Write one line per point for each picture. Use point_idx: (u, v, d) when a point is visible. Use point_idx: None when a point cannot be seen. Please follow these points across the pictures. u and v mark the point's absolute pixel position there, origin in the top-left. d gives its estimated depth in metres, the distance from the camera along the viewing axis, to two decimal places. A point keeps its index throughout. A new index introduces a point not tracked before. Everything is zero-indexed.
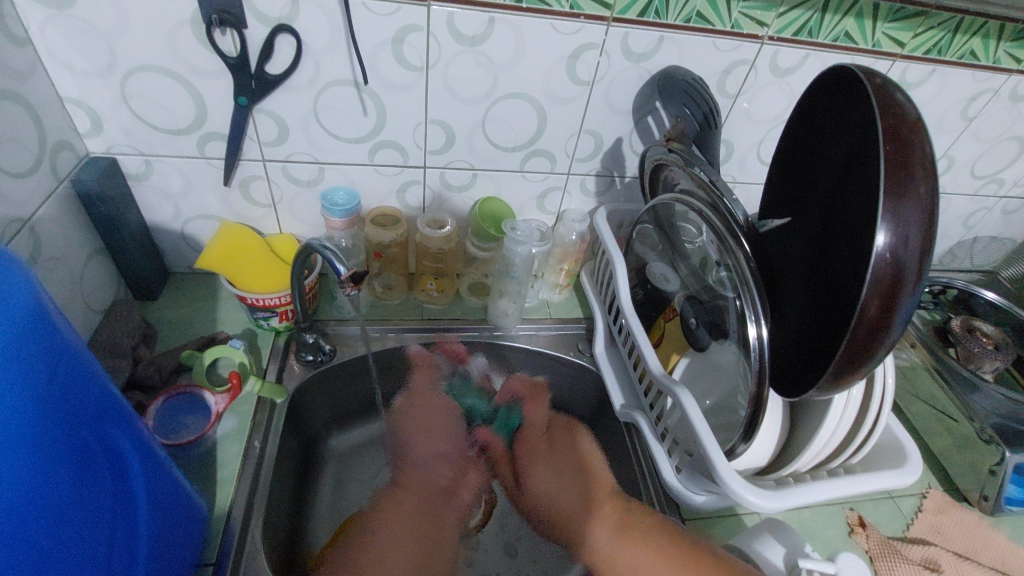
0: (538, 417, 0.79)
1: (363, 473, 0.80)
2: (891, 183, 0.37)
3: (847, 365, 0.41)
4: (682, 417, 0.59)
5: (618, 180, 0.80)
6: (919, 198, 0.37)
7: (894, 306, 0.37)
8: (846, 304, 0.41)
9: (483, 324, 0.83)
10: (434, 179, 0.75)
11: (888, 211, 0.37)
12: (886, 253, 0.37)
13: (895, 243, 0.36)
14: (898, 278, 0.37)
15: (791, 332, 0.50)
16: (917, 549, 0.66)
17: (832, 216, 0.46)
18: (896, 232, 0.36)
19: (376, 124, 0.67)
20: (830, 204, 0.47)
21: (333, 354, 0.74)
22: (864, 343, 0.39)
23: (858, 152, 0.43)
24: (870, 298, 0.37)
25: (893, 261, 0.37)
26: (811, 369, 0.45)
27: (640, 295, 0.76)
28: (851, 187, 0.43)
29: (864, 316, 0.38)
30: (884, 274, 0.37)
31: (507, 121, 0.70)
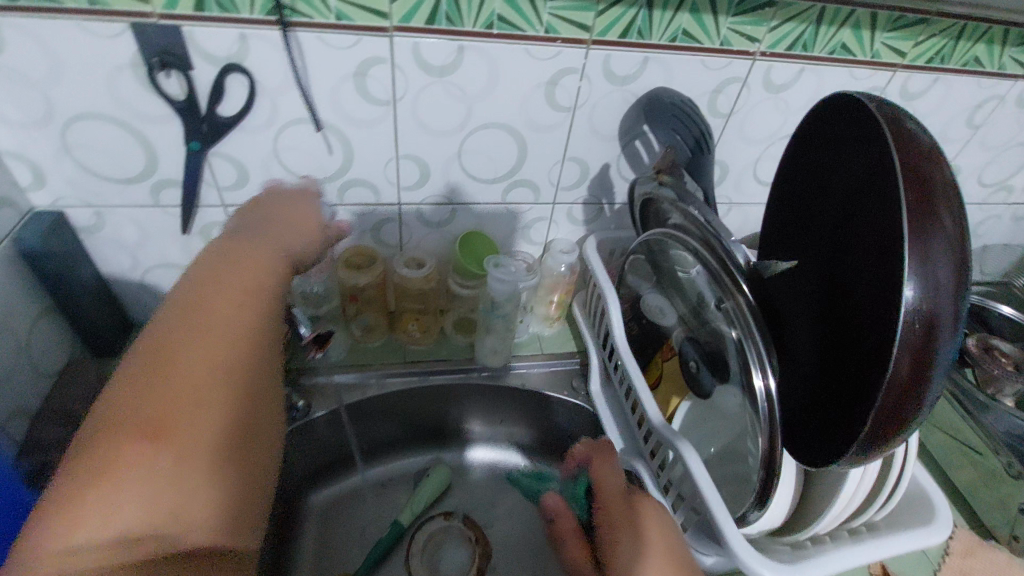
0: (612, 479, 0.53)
1: (351, 531, 0.74)
2: (915, 229, 0.32)
3: (877, 432, 0.36)
4: (685, 473, 0.54)
5: (607, 208, 0.75)
6: (948, 241, 0.32)
7: (928, 366, 0.32)
8: (871, 361, 0.36)
9: (470, 364, 0.79)
10: (409, 216, 0.70)
11: (918, 262, 0.32)
12: (918, 311, 0.32)
13: (924, 297, 0.32)
14: (931, 334, 0.32)
15: (807, 383, 0.45)
16: None
17: (846, 253, 0.41)
18: (925, 284, 0.32)
19: (344, 162, 0.62)
20: (842, 242, 0.42)
21: (302, 412, 0.70)
22: (893, 408, 0.34)
23: (870, 187, 0.38)
24: (900, 359, 0.32)
25: (925, 319, 0.32)
26: (833, 430, 0.40)
27: (635, 330, 0.70)
28: (867, 224, 0.38)
29: (893, 379, 0.33)
30: (913, 331, 0.32)
31: (484, 152, 0.65)
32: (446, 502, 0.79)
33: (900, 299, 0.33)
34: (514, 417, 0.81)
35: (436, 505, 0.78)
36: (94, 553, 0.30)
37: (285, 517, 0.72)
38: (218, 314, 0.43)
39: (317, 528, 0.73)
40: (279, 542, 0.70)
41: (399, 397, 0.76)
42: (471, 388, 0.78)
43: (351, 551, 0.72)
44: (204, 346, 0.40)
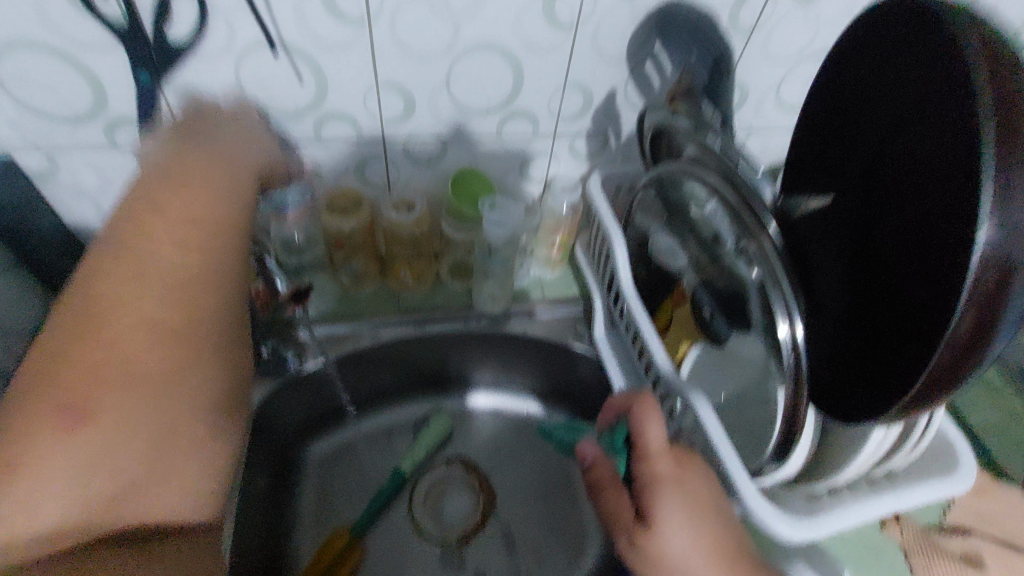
0: (658, 436, 0.48)
1: (352, 478, 0.74)
2: (999, 158, 0.27)
3: (929, 391, 0.32)
4: (697, 425, 0.51)
5: (612, 140, 0.68)
6: None
7: (997, 321, 0.28)
8: (926, 314, 0.32)
9: (467, 311, 0.75)
10: (395, 153, 0.64)
11: (1000, 199, 0.27)
12: (995, 257, 0.27)
13: (1003, 241, 0.27)
14: (1006, 286, 0.27)
15: (843, 336, 0.41)
16: (958, 540, 0.60)
17: (895, 191, 0.36)
18: (1004, 226, 0.27)
19: (316, 93, 0.55)
20: (890, 178, 0.37)
21: (294, 367, 0.67)
22: (951, 368, 0.30)
23: (925, 112, 0.33)
24: (964, 314, 0.28)
25: (1002, 267, 0.27)
26: (872, 389, 0.37)
27: (643, 273, 0.66)
28: (922, 157, 0.33)
29: (954, 336, 0.29)
30: (985, 283, 0.27)
31: (475, 79, 0.58)
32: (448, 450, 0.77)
33: (972, 244, 0.28)
34: (514, 363, 0.79)
35: (438, 453, 0.76)
36: (49, 527, 0.32)
37: (282, 473, 0.71)
38: (155, 260, 0.41)
39: (316, 481, 0.73)
40: (277, 498, 0.69)
41: (393, 349, 0.73)
42: (470, 336, 0.75)
43: (352, 501, 0.72)
44: (141, 300, 0.40)
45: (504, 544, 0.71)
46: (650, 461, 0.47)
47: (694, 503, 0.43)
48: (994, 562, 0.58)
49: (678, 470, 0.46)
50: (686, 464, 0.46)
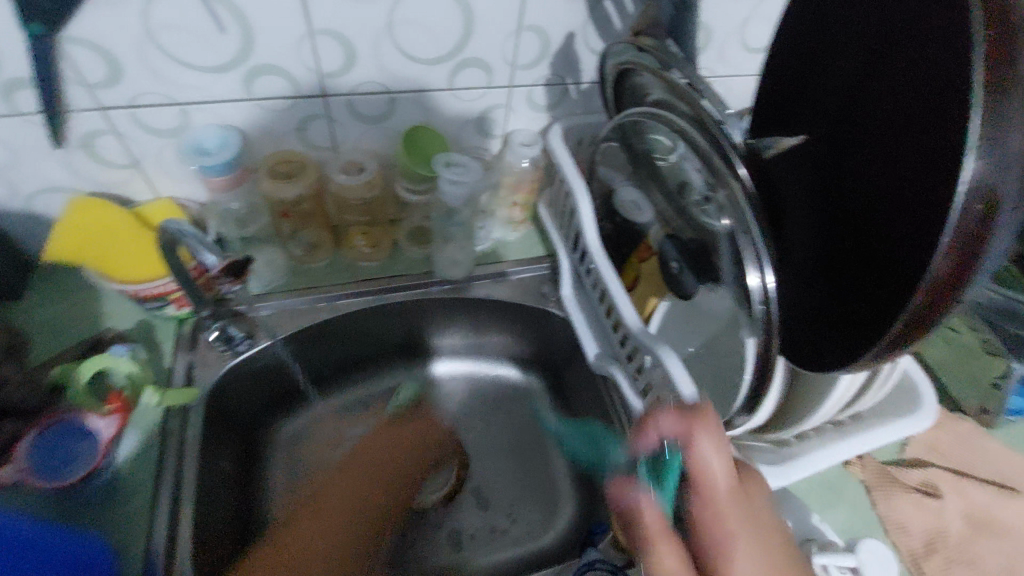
0: (723, 465, 0.40)
1: (321, 454, 0.71)
2: (989, 81, 0.25)
3: (909, 334, 0.31)
4: (665, 379, 0.51)
5: (572, 88, 0.65)
6: None
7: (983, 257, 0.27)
8: (908, 256, 0.31)
9: (428, 277, 0.72)
10: (339, 110, 0.58)
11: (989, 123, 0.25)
12: (985, 188, 0.26)
13: (992, 172, 0.25)
14: (992, 220, 0.26)
15: (818, 284, 0.40)
16: (916, 472, 0.62)
17: (877, 131, 0.35)
18: (996, 155, 0.25)
19: (242, 42, 0.50)
20: (871, 117, 0.35)
21: (247, 345, 0.62)
22: (932, 310, 0.29)
23: (911, 44, 0.32)
24: (950, 251, 0.27)
25: (989, 199, 0.26)
26: (849, 336, 0.36)
27: (609, 229, 0.63)
28: (908, 93, 0.32)
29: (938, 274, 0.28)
30: (973, 217, 0.26)
31: (421, 22, 0.53)
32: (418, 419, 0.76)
33: (959, 175, 0.26)
34: (482, 328, 0.77)
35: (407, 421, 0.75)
36: None
37: (248, 453, 0.67)
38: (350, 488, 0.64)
39: (285, 460, 0.70)
40: (247, 482, 0.65)
41: (354, 319, 0.69)
42: (435, 302, 0.72)
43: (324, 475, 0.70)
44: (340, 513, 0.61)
45: (478, 504, 0.71)
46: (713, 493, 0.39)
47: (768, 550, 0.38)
48: (950, 491, 0.60)
49: (744, 503, 0.39)
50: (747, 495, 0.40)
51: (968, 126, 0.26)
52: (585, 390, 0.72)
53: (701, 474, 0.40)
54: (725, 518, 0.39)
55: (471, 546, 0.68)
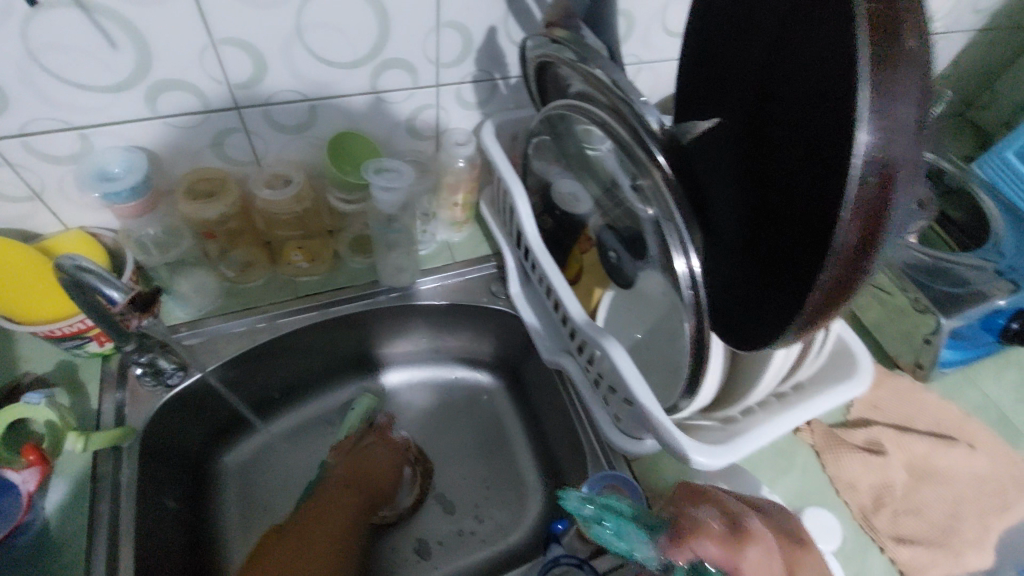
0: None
1: (276, 480, 0.69)
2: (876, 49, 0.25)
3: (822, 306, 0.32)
4: (612, 368, 0.51)
5: (501, 83, 0.64)
6: (914, 70, 0.25)
7: (883, 229, 0.27)
8: (814, 232, 0.32)
9: (374, 287, 0.70)
10: (257, 122, 0.56)
11: (881, 88, 0.25)
12: (877, 158, 0.26)
13: (883, 147, 0.26)
14: (888, 193, 0.26)
15: (738, 263, 0.40)
16: (860, 432, 0.65)
17: (780, 107, 0.35)
18: (885, 131, 0.25)
19: (138, 58, 0.46)
20: (776, 95, 0.35)
21: (180, 377, 0.59)
22: (842, 283, 0.30)
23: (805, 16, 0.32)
24: (852, 226, 0.27)
25: (883, 173, 0.26)
26: (767, 312, 0.36)
27: (549, 223, 0.63)
28: (805, 67, 0.32)
29: (842, 248, 0.28)
30: (870, 192, 0.26)
31: (333, 25, 0.51)
32: None
33: (852, 151, 0.26)
34: (434, 333, 0.76)
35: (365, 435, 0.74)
36: None
37: (196, 486, 0.64)
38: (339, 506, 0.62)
39: (238, 489, 0.67)
40: (198, 519, 0.62)
41: (299, 338, 0.67)
42: (382, 312, 0.70)
43: (281, 499, 0.67)
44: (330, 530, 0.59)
45: (444, 510, 0.70)
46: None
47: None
48: (892, 446, 0.63)
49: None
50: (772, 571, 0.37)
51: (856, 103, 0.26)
52: (542, 386, 0.72)
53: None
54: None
55: (441, 554, 0.67)
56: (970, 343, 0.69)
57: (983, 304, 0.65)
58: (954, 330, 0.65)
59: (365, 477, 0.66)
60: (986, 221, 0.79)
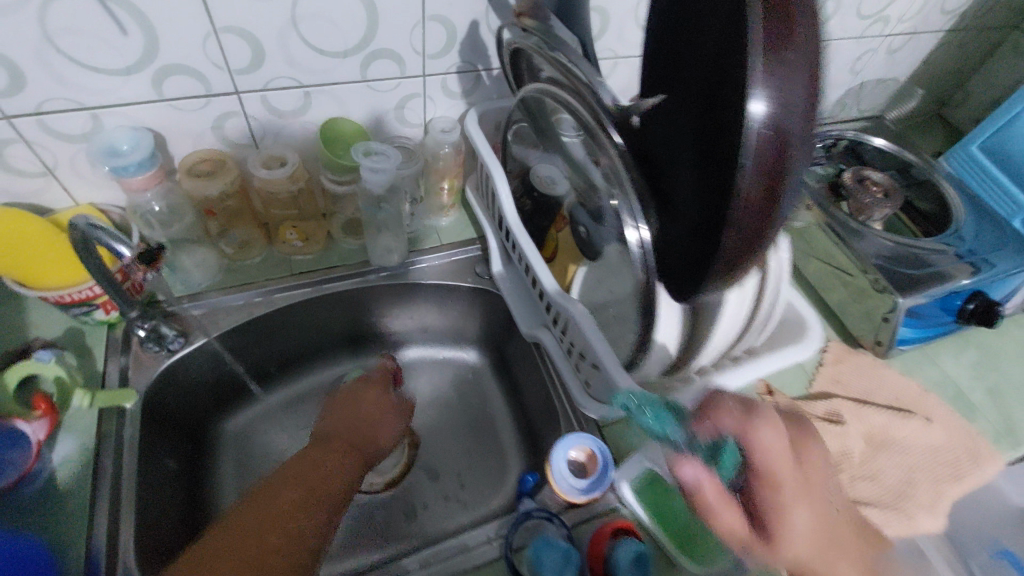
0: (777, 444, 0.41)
1: (268, 447, 0.72)
2: (766, 33, 0.30)
3: (733, 255, 0.36)
4: (579, 333, 0.56)
5: (484, 75, 0.68)
6: (804, 50, 0.30)
7: (780, 183, 0.32)
8: (715, 192, 0.36)
9: (365, 266, 0.74)
10: (254, 106, 0.60)
11: (767, 69, 0.30)
12: (770, 127, 0.30)
13: (774, 112, 0.30)
14: (782, 152, 0.31)
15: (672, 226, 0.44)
16: (821, 403, 0.69)
17: (698, 83, 0.39)
18: (776, 98, 0.30)
19: (146, 44, 0.51)
20: (695, 71, 0.40)
21: (181, 343, 0.63)
22: (750, 233, 0.34)
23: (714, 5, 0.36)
24: (752, 179, 0.32)
25: (776, 135, 0.30)
26: (690, 267, 0.40)
27: (529, 206, 0.66)
28: (713, 45, 0.36)
29: (745, 200, 0.32)
30: (766, 150, 0.31)
31: (325, 16, 0.55)
32: None
33: (747, 116, 0.31)
34: (422, 313, 0.80)
35: None
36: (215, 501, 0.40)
37: (195, 451, 0.68)
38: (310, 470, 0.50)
39: (233, 456, 0.71)
40: (195, 481, 0.66)
41: (294, 312, 0.71)
42: (373, 291, 0.74)
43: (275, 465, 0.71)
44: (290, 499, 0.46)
45: (428, 476, 0.74)
46: (772, 471, 0.41)
47: (822, 528, 0.41)
48: (851, 416, 0.67)
49: (795, 473, 0.41)
50: (798, 469, 0.41)
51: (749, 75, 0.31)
52: (523, 361, 0.76)
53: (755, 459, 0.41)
54: (785, 494, 0.40)
55: (424, 517, 0.70)
56: (928, 322, 0.74)
57: (947, 282, 0.70)
58: (911, 309, 0.69)
59: (344, 432, 0.56)
60: (948, 210, 0.83)
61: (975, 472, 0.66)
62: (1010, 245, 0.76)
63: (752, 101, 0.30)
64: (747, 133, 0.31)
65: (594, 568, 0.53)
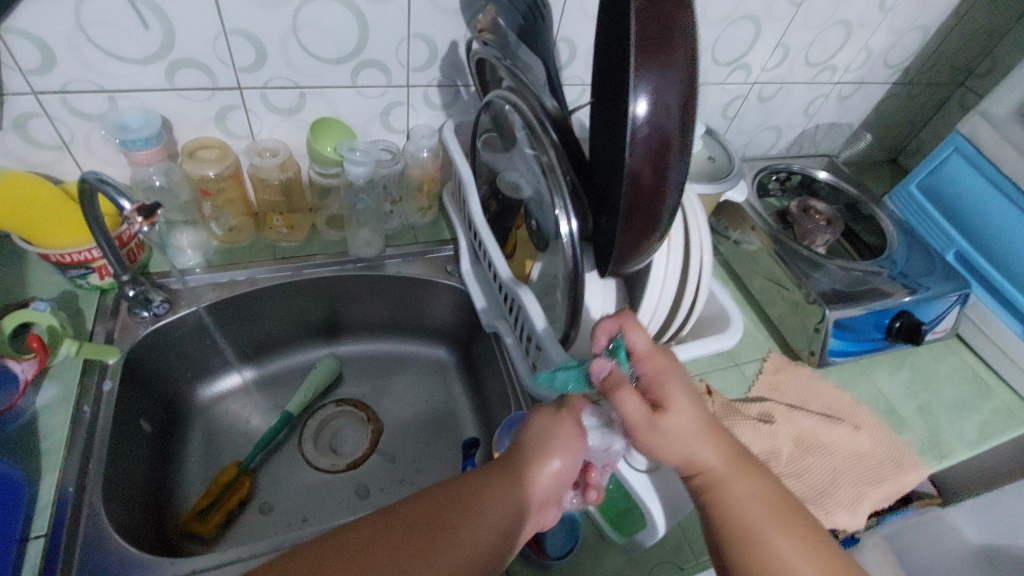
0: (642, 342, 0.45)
1: (237, 423, 0.77)
2: (648, 50, 0.37)
3: (636, 230, 0.43)
4: (526, 317, 0.62)
5: (463, 90, 0.76)
6: (679, 65, 0.37)
7: (664, 169, 0.40)
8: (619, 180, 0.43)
9: (343, 256, 0.80)
10: (255, 102, 0.68)
11: (647, 76, 0.37)
12: (651, 125, 0.38)
13: (656, 113, 0.38)
14: (663, 144, 0.39)
15: (596, 213, 0.52)
16: (756, 406, 0.74)
17: (614, 90, 0.47)
18: (656, 102, 0.37)
19: (164, 39, 0.59)
20: (612, 80, 0.48)
21: (165, 309, 0.69)
22: (645, 211, 0.42)
23: (621, 27, 0.43)
24: (643, 167, 0.39)
25: (657, 132, 0.38)
26: (609, 244, 0.48)
27: (494, 207, 0.73)
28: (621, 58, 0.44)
29: (639, 184, 0.40)
30: (651, 143, 0.39)
31: (323, 28, 0.63)
32: (337, 391, 0.83)
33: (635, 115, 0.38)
34: (395, 308, 0.85)
35: (326, 395, 0.83)
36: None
37: (169, 418, 0.72)
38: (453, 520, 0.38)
39: (204, 428, 0.76)
40: (165, 446, 0.70)
41: (274, 295, 0.77)
42: (349, 281, 0.80)
43: (242, 443, 0.76)
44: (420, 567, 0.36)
45: (385, 460, 0.77)
46: (656, 363, 0.45)
47: (700, 413, 0.44)
48: (782, 418, 0.72)
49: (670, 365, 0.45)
50: (673, 362, 0.46)
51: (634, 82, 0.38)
52: (484, 355, 0.82)
53: (634, 354, 0.46)
54: (668, 379, 0.44)
55: (377, 498, 0.74)
56: (858, 335, 0.80)
57: (880, 298, 0.78)
58: (839, 320, 0.76)
59: (524, 467, 0.42)
60: (885, 239, 0.90)
61: (897, 477, 0.70)
62: (936, 272, 0.84)
63: (636, 102, 0.37)
64: (633, 128, 0.38)
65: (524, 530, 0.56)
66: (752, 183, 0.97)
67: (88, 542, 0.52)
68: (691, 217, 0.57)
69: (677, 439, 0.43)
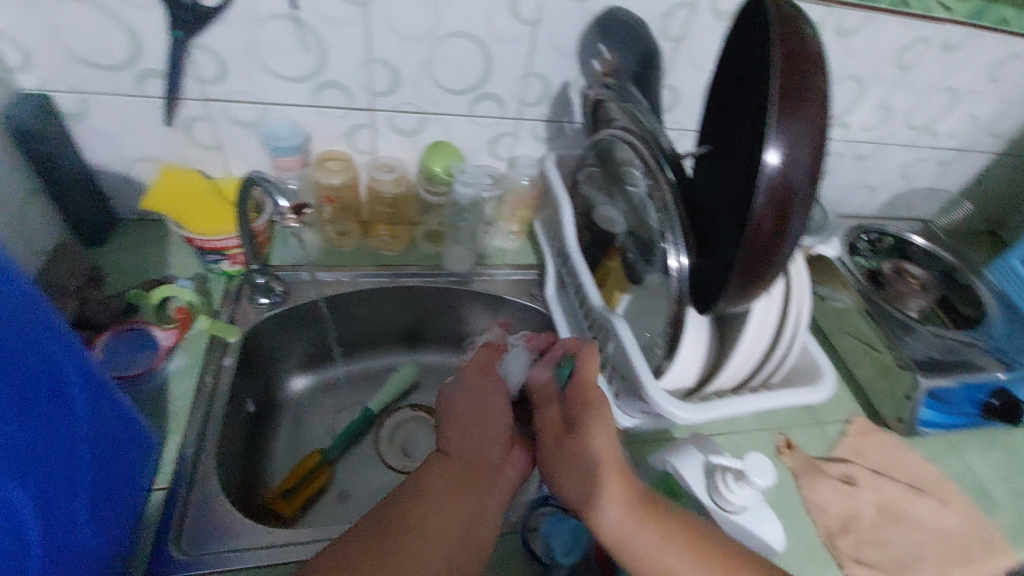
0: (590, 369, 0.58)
1: (323, 416, 0.83)
2: (783, 106, 0.39)
3: (747, 273, 0.45)
4: (616, 345, 0.63)
5: (568, 126, 0.81)
6: (810, 121, 0.40)
7: (786, 218, 0.41)
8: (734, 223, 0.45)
9: (438, 270, 0.85)
10: (383, 123, 0.75)
11: (778, 130, 0.39)
12: (778, 175, 0.40)
13: (785, 164, 0.40)
14: (788, 194, 0.41)
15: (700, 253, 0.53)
16: (838, 466, 0.73)
17: (733, 138, 0.49)
18: (787, 154, 0.40)
19: (319, 62, 0.67)
20: (732, 128, 0.50)
21: (282, 298, 0.76)
22: (760, 256, 0.43)
23: (749, 81, 0.46)
24: (764, 214, 0.41)
25: (783, 182, 0.40)
26: (712, 284, 0.50)
27: (588, 238, 0.77)
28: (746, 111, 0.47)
29: (759, 230, 0.42)
30: (776, 192, 0.41)
31: (453, 62, 0.70)
32: (414, 397, 0.87)
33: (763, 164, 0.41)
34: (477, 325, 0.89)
35: (404, 398, 0.87)
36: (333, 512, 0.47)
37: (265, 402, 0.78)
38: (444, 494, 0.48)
39: (292, 416, 0.81)
40: (259, 428, 0.76)
41: (369, 298, 0.82)
42: (439, 293, 0.84)
43: (326, 434, 0.81)
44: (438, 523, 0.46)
45: None
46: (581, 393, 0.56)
47: (608, 449, 0.50)
48: (866, 483, 0.71)
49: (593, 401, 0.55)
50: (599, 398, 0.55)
51: (766, 133, 0.40)
52: None
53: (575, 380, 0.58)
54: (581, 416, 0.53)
55: None
56: (950, 407, 0.77)
57: (977, 371, 0.75)
58: (932, 390, 0.73)
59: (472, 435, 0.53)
60: (983, 311, 0.88)
61: (986, 562, 0.66)
62: None
63: (766, 152, 0.40)
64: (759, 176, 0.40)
65: (599, 556, 0.58)
66: (844, 241, 0.94)
67: (197, 506, 0.57)
68: (793, 266, 0.58)
69: (582, 469, 0.49)
